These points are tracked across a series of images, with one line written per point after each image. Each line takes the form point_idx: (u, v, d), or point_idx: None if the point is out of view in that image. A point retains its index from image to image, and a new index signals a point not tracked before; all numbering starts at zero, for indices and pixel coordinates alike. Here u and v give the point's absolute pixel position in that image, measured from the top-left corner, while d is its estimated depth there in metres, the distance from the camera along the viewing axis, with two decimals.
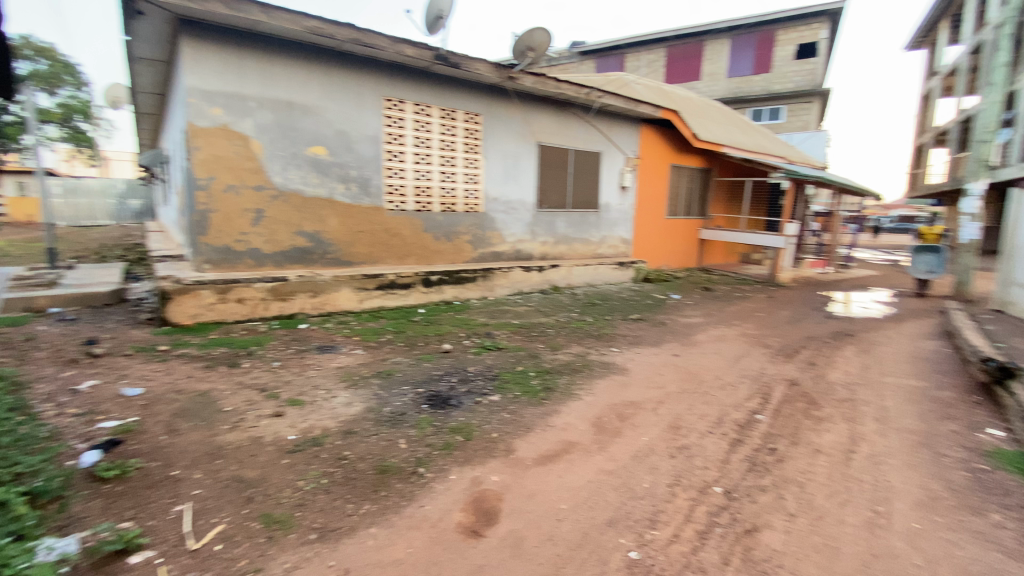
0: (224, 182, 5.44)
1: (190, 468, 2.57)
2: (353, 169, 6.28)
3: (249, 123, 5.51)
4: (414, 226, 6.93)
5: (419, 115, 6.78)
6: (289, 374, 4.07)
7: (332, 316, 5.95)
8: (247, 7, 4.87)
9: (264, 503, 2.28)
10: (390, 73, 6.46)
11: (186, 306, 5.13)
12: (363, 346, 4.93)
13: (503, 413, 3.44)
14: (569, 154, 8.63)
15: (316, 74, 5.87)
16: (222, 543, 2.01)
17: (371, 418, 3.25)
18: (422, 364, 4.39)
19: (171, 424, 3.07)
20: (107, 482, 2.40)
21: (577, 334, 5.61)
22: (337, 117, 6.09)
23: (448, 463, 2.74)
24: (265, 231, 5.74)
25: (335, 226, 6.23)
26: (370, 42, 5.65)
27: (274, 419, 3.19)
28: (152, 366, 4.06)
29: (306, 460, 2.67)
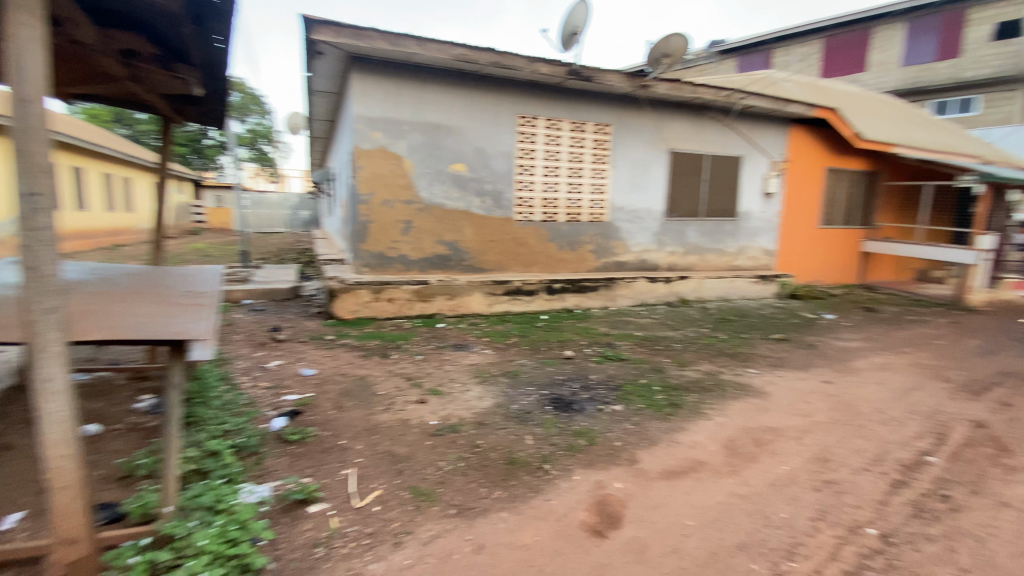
0: (381, 197, 6.19)
1: (353, 439, 3.03)
2: (488, 183, 6.73)
3: (402, 144, 6.21)
4: (542, 236, 7.18)
5: (550, 129, 7.03)
6: (429, 366, 4.52)
7: (465, 318, 6.43)
8: (406, 42, 5.52)
9: (412, 477, 2.60)
10: (525, 91, 6.80)
11: (348, 303, 5.95)
12: (492, 346, 5.26)
13: (627, 423, 3.44)
14: (705, 161, 8.21)
15: (460, 97, 6.43)
16: (379, 505, 2.35)
17: (501, 413, 3.49)
18: (547, 368, 4.55)
19: (338, 401, 3.62)
20: (291, 443, 2.93)
21: (707, 351, 5.34)
22: (476, 135, 6.59)
23: (572, 464, 2.83)
24: (412, 240, 6.40)
25: (471, 235, 6.72)
26: (509, 64, 6.02)
27: (418, 406, 3.58)
28: (321, 352, 4.80)
29: (445, 444, 2.98)
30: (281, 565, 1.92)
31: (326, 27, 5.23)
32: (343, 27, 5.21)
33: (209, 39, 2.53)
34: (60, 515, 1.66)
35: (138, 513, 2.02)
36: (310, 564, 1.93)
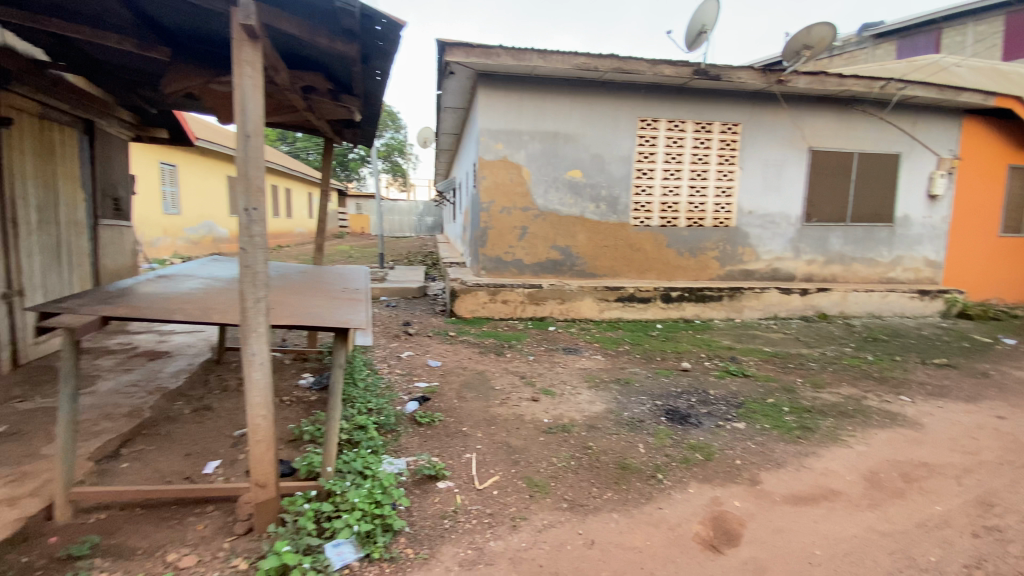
0: (501, 205, 6.52)
1: (474, 427, 3.29)
2: (604, 189, 6.75)
3: (522, 153, 6.50)
4: (659, 242, 7.00)
5: (671, 131, 6.84)
6: (542, 367, 4.69)
7: (576, 323, 6.51)
8: (530, 56, 5.78)
9: (527, 468, 2.78)
10: (646, 94, 6.70)
11: (467, 303, 6.37)
12: (604, 352, 5.28)
13: (748, 441, 3.27)
14: (851, 161, 7.35)
15: (579, 105, 6.55)
16: (497, 490, 2.55)
17: (613, 418, 3.52)
18: (661, 379, 4.46)
19: (460, 392, 3.95)
20: (421, 426, 3.27)
21: (847, 373, 4.80)
22: (594, 141, 6.66)
23: (686, 476, 2.79)
24: (527, 246, 6.65)
25: (584, 241, 6.78)
26: (630, 68, 5.99)
27: (532, 403, 3.76)
28: (444, 346, 5.23)
29: (558, 442, 3.11)
30: (414, 531, 2.18)
31: (457, 48, 5.68)
32: (473, 47, 5.61)
33: (372, 74, 2.75)
34: (255, 462, 2.01)
35: (306, 470, 2.38)
36: (439, 533, 2.18)
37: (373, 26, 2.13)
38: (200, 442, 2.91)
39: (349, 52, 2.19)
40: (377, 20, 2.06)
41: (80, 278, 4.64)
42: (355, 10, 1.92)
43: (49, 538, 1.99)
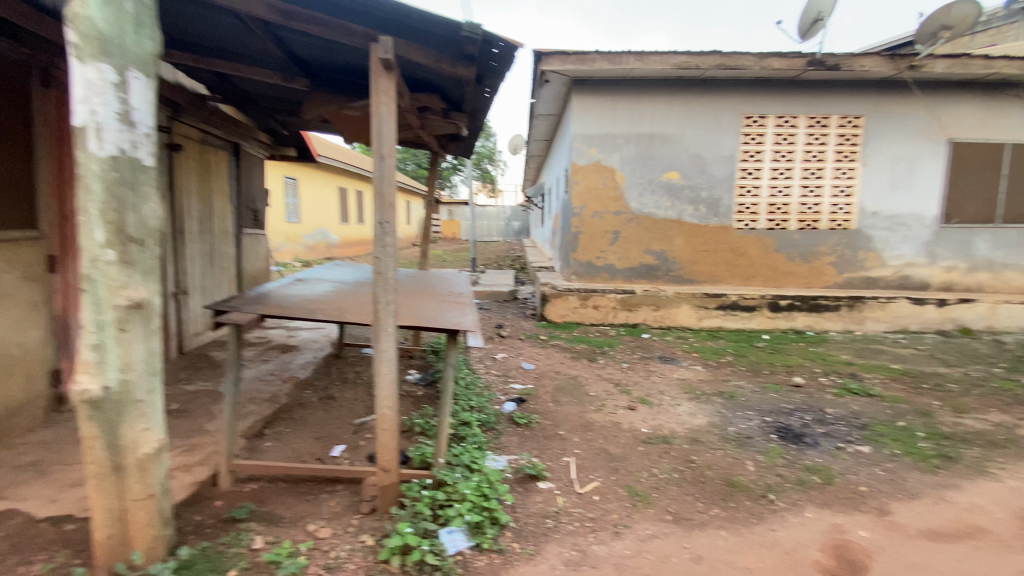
0: (593, 210, 6.44)
1: (571, 432, 3.34)
2: (704, 190, 6.46)
3: (616, 157, 6.39)
4: (765, 246, 6.56)
5: (780, 127, 6.39)
6: (637, 375, 4.61)
7: (672, 330, 6.30)
8: (626, 58, 5.68)
9: (627, 477, 2.77)
10: (752, 89, 6.32)
11: (558, 308, 6.38)
12: (703, 363, 5.05)
13: (875, 467, 2.97)
14: (1004, 152, 6.40)
15: (677, 104, 6.33)
16: (598, 495, 2.57)
17: (716, 432, 3.38)
18: (769, 394, 4.17)
19: (555, 396, 4.01)
20: (519, 426, 3.38)
21: (998, 398, 4.17)
22: (694, 141, 6.40)
23: (802, 500, 2.61)
24: (620, 250, 6.51)
25: (681, 246, 6.52)
26: (735, 64, 5.69)
27: (629, 412, 3.71)
28: (537, 350, 5.32)
29: (658, 453, 3.06)
30: (519, 526, 2.27)
31: (553, 57, 5.74)
32: (569, 54, 5.63)
33: (482, 92, 2.92)
34: (382, 448, 2.24)
35: (419, 460, 2.57)
36: (543, 531, 2.25)
37: (491, 48, 2.29)
38: (326, 428, 3.27)
39: (468, 76, 2.35)
40: (495, 43, 2.21)
41: (227, 280, 5.37)
42: (477, 36, 2.09)
43: (215, 501, 2.34)
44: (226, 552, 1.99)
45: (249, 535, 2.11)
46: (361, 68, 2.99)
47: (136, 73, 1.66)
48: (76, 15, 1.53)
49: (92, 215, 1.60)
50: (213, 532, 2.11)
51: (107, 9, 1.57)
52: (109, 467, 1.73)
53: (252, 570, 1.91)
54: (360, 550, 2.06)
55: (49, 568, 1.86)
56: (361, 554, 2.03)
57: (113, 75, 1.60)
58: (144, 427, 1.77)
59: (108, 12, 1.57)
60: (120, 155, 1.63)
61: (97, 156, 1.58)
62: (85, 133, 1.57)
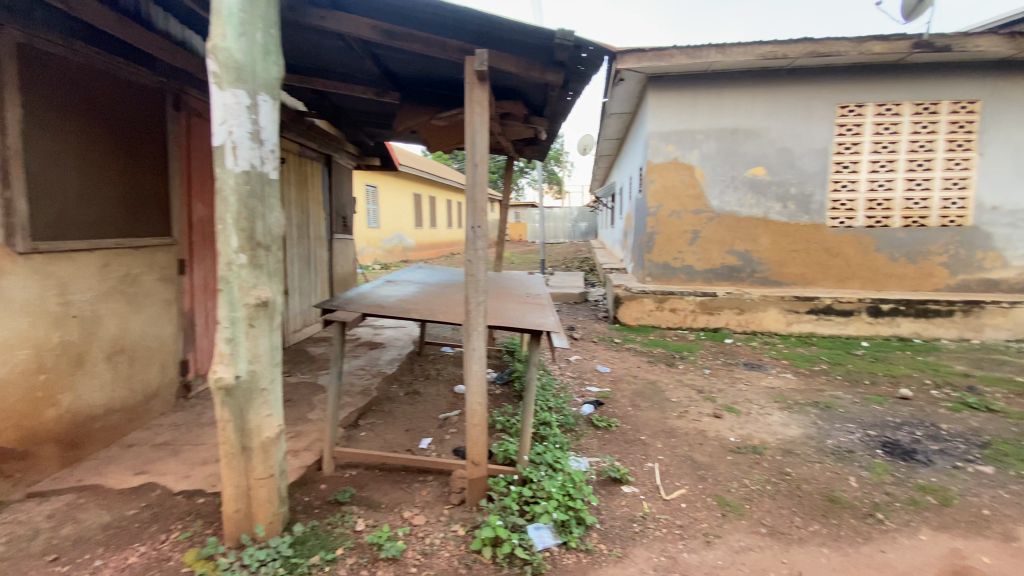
0: (670, 209, 6.24)
1: (653, 437, 3.28)
2: (793, 186, 6.08)
3: (695, 154, 6.15)
4: (864, 245, 6.05)
5: (881, 116, 5.87)
6: (721, 382, 4.41)
7: (757, 335, 5.97)
8: (707, 52, 5.42)
9: (715, 486, 2.68)
10: (847, 77, 5.86)
11: (632, 310, 6.25)
12: (794, 371, 4.74)
13: (1001, 489, 2.66)
14: None
15: (762, 97, 6.00)
16: (686, 503, 2.51)
17: (812, 445, 3.17)
18: (871, 406, 3.84)
19: (634, 400, 3.95)
20: (599, 429, 3.37)
21: None
22: (782, 135, 6.04)
23: (916, 521, 2.39)
24: (700, 250, 6.25)
25: (767, 245, 6.17)
26: (829, 50, 5.29)
27: (714, 420, 3.58)
28: (612, 353, 5.25)
29: (748, 463, 2.93)
30: (605, 528, 2.27)
31: (630, 55, 5.55)
32: (646, 52, 5.44)
33: (565, 96, 3.02)
34: (473, 442, 2.36)
35: (503, 456, 2.64)
36: (630, 535, 2.24)
37: (579, 53, 2.44)
38: (414, 421, 3.45)
39: (557, 80, 2.51)
40: (585, 47, 2.38)
41: (321, 282, 5.79)
42: (568, 41, 2.27)
43: (320, 484, 2.54)
44: (333, 531, 2.17)
45: (352, 517, 2.28)
46: (448, 79, 3.13)
47: (264, 96, 1.86)
48: (216, 48, 1.74)
49: (229, 223, 1.81)
50: (320, 512, 2.30)
51: (242, 41, 1.78)
52: (238, 447, 1.93)
53: (356, 550, 2.07)
54: (453, 539, 2.16)
55: (188, 534, 2.11)
56: (453, 543, 2.13)
57: (246, 98, 1.80)
58: (267, 413, 1.96)
59: (242, 43, 1.78)
60: (252, 170, 1.83)
61: (233, 171, 1.79)
62: (223, 151, 1.78)
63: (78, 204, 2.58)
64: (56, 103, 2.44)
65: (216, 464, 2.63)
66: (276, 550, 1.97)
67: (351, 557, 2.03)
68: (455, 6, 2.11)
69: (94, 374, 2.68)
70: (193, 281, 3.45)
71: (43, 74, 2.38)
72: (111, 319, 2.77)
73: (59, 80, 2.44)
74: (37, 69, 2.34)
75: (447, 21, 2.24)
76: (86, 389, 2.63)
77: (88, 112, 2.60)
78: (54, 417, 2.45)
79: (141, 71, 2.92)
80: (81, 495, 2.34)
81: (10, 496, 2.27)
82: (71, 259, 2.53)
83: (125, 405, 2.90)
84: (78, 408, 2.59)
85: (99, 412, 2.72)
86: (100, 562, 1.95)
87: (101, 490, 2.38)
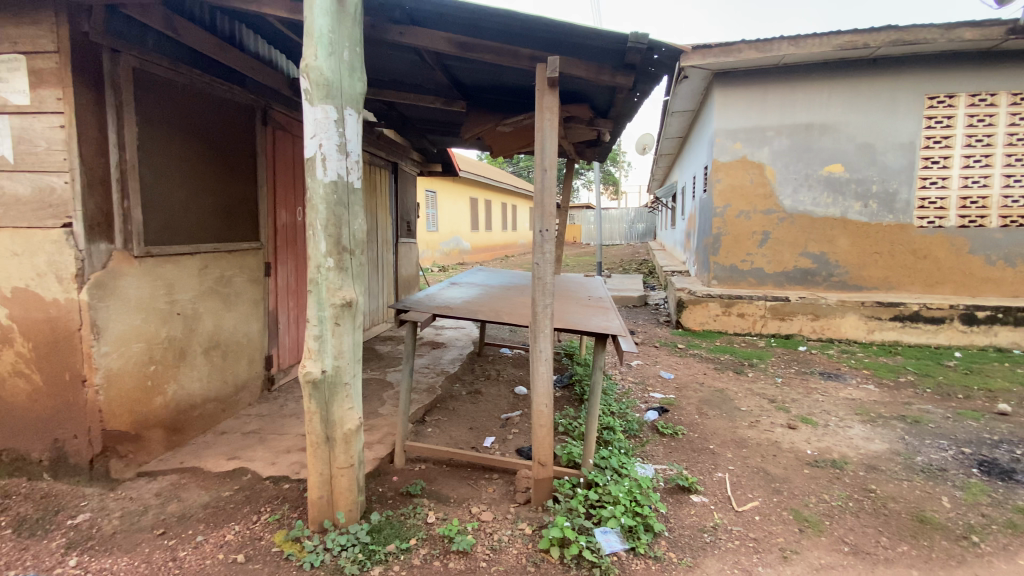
0: (737, 209, 6.00)
1: (722, 446, 3.18)
2: (875, 184, 5.67)
3: (764, 151, 5.88)
4: (957, 247, 5.57)
5: (976, 107, 5.38)
6: (795, 392, 4.19)
7: (834, 343, 5.62)
8: (777, 45, 5.17)
9: (791, 500, 2.57)
10: (937, 65, 5.41)
11: (697, 315, 6.07)
12: (876, 382, 4.42)
13: None
14: None
15: (840, 89, 5.64)
16: (759, 516, 2.42)
17: (900, 461, 2.96)
18: (967, 422, 3.52)
19: (700, 408, 3.84)
20: (664, 436, 3.31)
21: None
22: (862, 129, 5.66)
23: (1015, 546, 2.18)
24: (770, 253, 5.97)
25: (846, 247, 5.79)
26: (916, 38, 4.90)
27: (788, 431, 3.41)
28: (675, 359, 5.12)
29: (827, 478, 2.78)
30: (673, 536, 2.24)
31: (694, 52, 5.40)
32: (711, 48, 5.28)
33: (632, 97, 3.06)
34: (539, 443, 2.39)
35: (567, 458, 2.65)
36: (700, 545, 2.19)
37: (652, 55, 2.45)
38: (478, 419, 3.54)
39: (628, 83, 2.54)
40: (657, 50, 2.39)
41: (387, 283, 6.04)
42: (641, 45, 2.28)
43: (392, 476, 2.67)
44: (406, 521, 2.27)
45: (424, 509, 2.38)
46: (514, 86, 3.21)
47: (350, 110, 1.99)
48: (310, 67, 1.88)
49: (318, 229, 1.95)
50: (394, 503, 2.42)
51: (331, 59, 1.91)
52: (322, 437, 2.07)
53: (429, 541, 2.16)
54: (520, 537, 2.20)
55: (276, 517, 2.28)
56: (521, 540, 2.18)
57: (334, 113, 1.93)
58: (349, 406, 2.09)
59: (332, 61, 1.91)
60: (339, 180, 1.96)
61: (322, 181, 1.93)
62: (314, 162, 1.92)
63: (183, 212, 2.85)
64: (166, 122, 2.71)
65: (298, 453, 2.82)
66: (356, 536, 2.10)
67: (423, 548, 2.12)
68: (528, 16, 2.18)
69: (194, 366, 2.95)
70: (276, 282, 3.73)
71: (155, 96, 2.64)
72: (208, 317, 3.04)
73: (168, 101, 2.72)
74: (150, 92, 2.61)
75: (519, 30, 2.31)
76: (187, 379, 2.91)
77: (191, 128, 2.87)
78: (161, 404, 2.73)
79: (235, 89, 3.18)
80: (183, 476, 2.59)
81: (125, 473, 2.55)
82: (176, 262, 2.80)
83: (218, 395, 3.17)
84: (180, 396, 2.86)
85: (197, 401, 3.00)
86: (201, 537, 2.15)
87: (199, 472, 2.61)
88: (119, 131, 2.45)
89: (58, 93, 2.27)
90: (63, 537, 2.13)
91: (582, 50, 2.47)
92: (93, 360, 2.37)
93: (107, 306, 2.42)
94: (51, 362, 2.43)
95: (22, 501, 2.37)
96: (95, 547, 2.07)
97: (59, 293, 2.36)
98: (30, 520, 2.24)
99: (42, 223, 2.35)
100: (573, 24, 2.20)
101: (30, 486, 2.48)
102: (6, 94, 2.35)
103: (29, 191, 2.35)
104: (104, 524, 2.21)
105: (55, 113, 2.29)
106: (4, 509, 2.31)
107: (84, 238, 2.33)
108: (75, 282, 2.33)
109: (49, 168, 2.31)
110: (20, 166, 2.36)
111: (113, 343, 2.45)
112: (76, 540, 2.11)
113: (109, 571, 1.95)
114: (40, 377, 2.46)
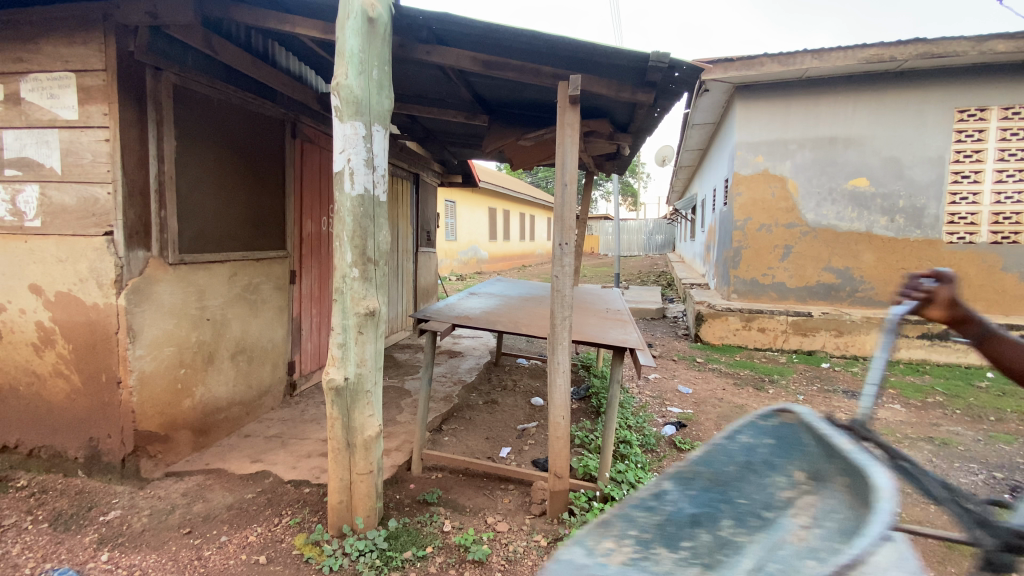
0: (759, 222, 5.93)
1: None
2: (902, 198, 5.57)
3: (787, 164, 5.82)
4: (989, 263, 5.43)
5: (1008, 121, 5.26)
6: (817, 411, 4.10)
7: (859, 360, 5.50)
8: (801, 58, 5.13)
9: None
10: (966, 79, 5.31)
11: (716, 328, 6.01)
12: (904, 402, 4.31)
13: None
14: None
15: (865, 102, 5.58)
16: None
17: None
18: (999, 446, 3.42)
19: (719, 424, 3.79)
20: (682, 450, 3.28)
21: None
22: (889, 142, 5.57)
23: None
24: (792, 267, 5.88)
25: (871, 262, 5.69)
26: (944, 51, 4.83)
27: None
28: (694, 373, 5.06)
29: None
30: None
31: (716, 66, 5.42)
32: (733, 61, 5.30)
33: (651, 113, 3.12)
34: (555, 455, 2.41)
35: (582, 471, 2.67)
36: None
37: (672, 73, 2.49)
38: (494, 429, 3.56)
39: (648, 100, 2.59)
40: (678, 68, 2.42)
41: (406, 292, 6.10)
42: (662, 64, 2.31)
43: (409, 483, 2.71)
44: (422, 530, 2.30)
45: (440, 518, 2.40)
46: (535, 101, 3.28)
47: (378, 127, 2.05)
48: (341, 85, 1.95)
49: (344, 240, 2.01)
50: (410, 510, 2.45)
51: (361, 78, 1.97)
52: (343, 443, 2.11)
53: (444, 549, 2.18)
54: (536, 549, 2.21)
55: (297, 520, 2.32)
56: (537, 553, 2.18)
57: (363, 129, 2.00)
58: (369, 413, 2.13)
59: (361, 80, 1.98)
60: (365, 193, 2.02)
61: (350, 195, 2.00)
62: (343, 176, 1.99)
63: (216, 220, 2.96)
64: (203, 135, 2.83)
65: (318, 458, 2.86)
66: (373, 542, 2.11)
67: (440, 556, 2.14)
68: (551, 36, 2.24)
69: (220, 370, 3.04)
70: (300, 290, 3.84)
71: (194, 111, 2.76)
72: (235, 323, 3.14)
73: (205, 116, 2.84)
74: (188, 107, 2.72)
75: (540, 48, 2.37)
76: (214, 383, 3.00)
77: (225, 141, 2.99)
78: (189, 407, 2.82)
79: (266, 104, 3.30)
80: (208, 477, 2.66)
81: (155, 473, 2.63)
82: (208, 269, 2.90)
83: (242, 399, 3.26)
84: (207, 399, 2.96)
85: (223, 404, 3.09)
86: (224, 538, 2.20)
87: (224, 474, 2.68)
88: (158, 144, 2.56)
89: (103, 108, 2.40)
90: (95, 534, 2.21)
91: (602, 68, 2.53)
92: (128, 362, 2.47)
93: (143, 311, 2.52)
94: (89, 364, 2.54)
95: (58, 497, 2.46)
96: (125, 544, 2.15)
97: (98, 298, 2.47)
98: (65, 516, 2.32)
99: (85, 231, 2.47)
100: (595, 44, 2.25)
101: (66, 483, 2.58)
102: (56, 110, 2.50)
103: (75, 201, 2.48)
104: (134, 522, 2.28)
105: (100, 128, 2.41)
106: (42, 504, 2.41)
107: (123, 246, 2.44)
108: (114, 287, 2.44)
109: (93, 179, 2.44)
110: (67, 176, 2.49)
111: (147, 347, 2.55)
112: (107, 537, 2.19)
113: (138, 568, 2.02)
114: (78, 378, 2.58)
